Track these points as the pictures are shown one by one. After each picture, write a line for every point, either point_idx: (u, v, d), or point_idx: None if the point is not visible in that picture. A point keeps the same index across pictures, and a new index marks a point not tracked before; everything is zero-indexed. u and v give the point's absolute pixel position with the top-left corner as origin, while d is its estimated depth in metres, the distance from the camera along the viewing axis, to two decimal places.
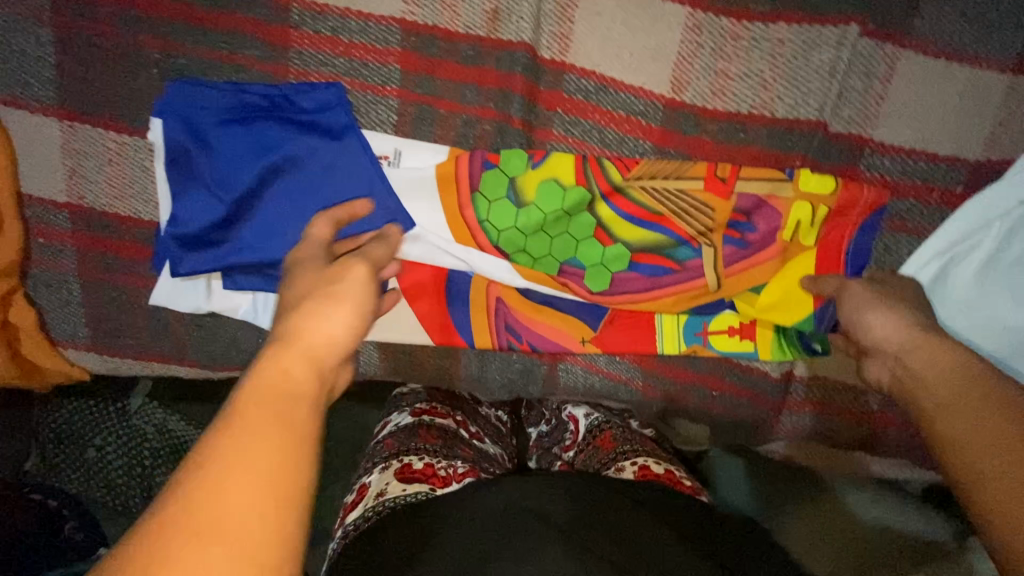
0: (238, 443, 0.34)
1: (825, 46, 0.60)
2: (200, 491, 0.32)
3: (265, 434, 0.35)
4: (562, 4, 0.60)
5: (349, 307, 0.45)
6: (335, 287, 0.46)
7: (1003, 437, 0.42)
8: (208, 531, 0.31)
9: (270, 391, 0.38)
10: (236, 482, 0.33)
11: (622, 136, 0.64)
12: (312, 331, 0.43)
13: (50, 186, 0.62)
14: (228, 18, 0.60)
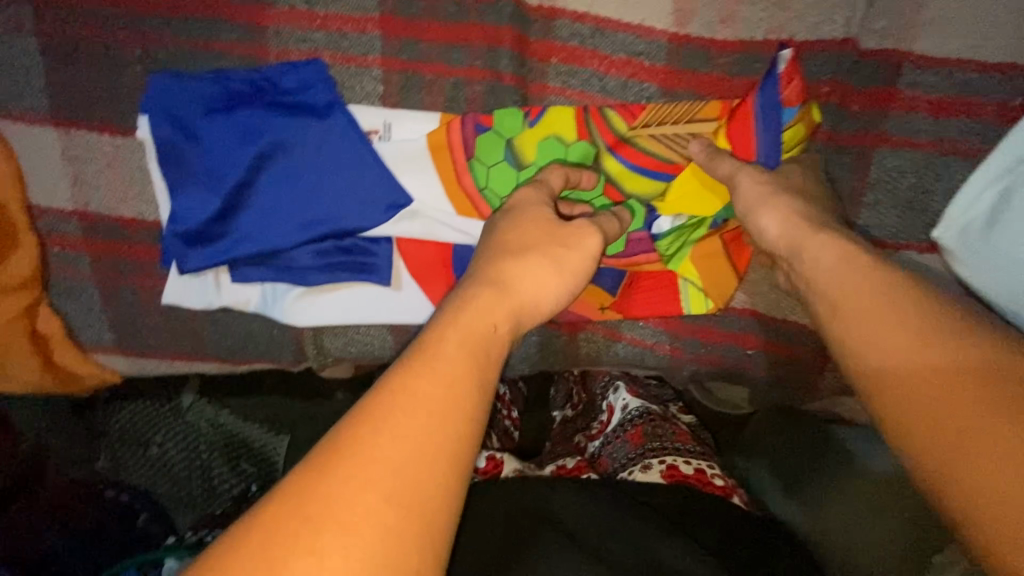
0: (440, 390, 0.35)
1: None
2: (393, 422, 0.33)
3: (463, 382, 0.36)
4: None
5: (567, 276, 0.47)
6: (562, 250, 0.47)
7: (890, 313, 0.41)
8: (404, 459, 0.32)
9: (476, 334, 0.39)
10: (424, 425, 0.34)
11: (624, 81, 0.59)
12: (522, 290, 0.44)
13: (58, 194, 0.63)
14: (201, 3, 0.58)
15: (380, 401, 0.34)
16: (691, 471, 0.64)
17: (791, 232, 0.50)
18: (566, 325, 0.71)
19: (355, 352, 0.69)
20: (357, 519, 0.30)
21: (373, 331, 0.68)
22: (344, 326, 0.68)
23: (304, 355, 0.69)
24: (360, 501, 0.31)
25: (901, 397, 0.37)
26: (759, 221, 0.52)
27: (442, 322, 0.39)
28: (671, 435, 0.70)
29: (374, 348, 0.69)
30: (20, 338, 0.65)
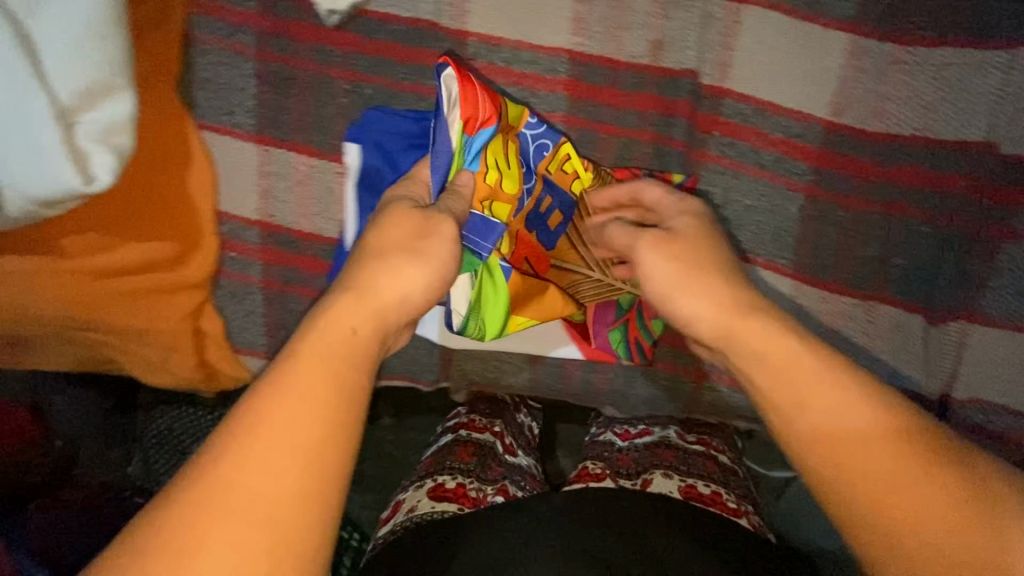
0: (313, 411, 0.41)
1: (993, 69, 0.61)
2: (246, 456, 0.39)
3: (317, 403, 0.41)
4: (724, 34, 0.64)
5: (428, 268, 0.50)
6: (425, 242, 0.51)
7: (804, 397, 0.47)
8: (252, 478, 0.38)
9: (318, 354, 0.44)
10: (294, 438, 0.40)
11: (779, 157, 0.66)
12: (380, 287, 0.49)
13: (246, 204, 0.68)
14: (412, 51, 0.65)
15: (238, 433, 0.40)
16: (707, 492, 0.69)
17: (719, 318, 0.52)
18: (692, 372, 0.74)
19: (493, 376, 0.74)
20: (237, 530, 0.37)
21: (512, 358, 0.73)
22: (488, 352, 0.73)
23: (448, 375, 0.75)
24: (220, 533, 0.37)
25: (837, 459, 0.45)
26: (682, 305, 0.54)
27: (296, 347, 0.44)
28: (693, 459, 0.73)
29: (511, 377, 0.74)
30: (186, 334, 0.68)
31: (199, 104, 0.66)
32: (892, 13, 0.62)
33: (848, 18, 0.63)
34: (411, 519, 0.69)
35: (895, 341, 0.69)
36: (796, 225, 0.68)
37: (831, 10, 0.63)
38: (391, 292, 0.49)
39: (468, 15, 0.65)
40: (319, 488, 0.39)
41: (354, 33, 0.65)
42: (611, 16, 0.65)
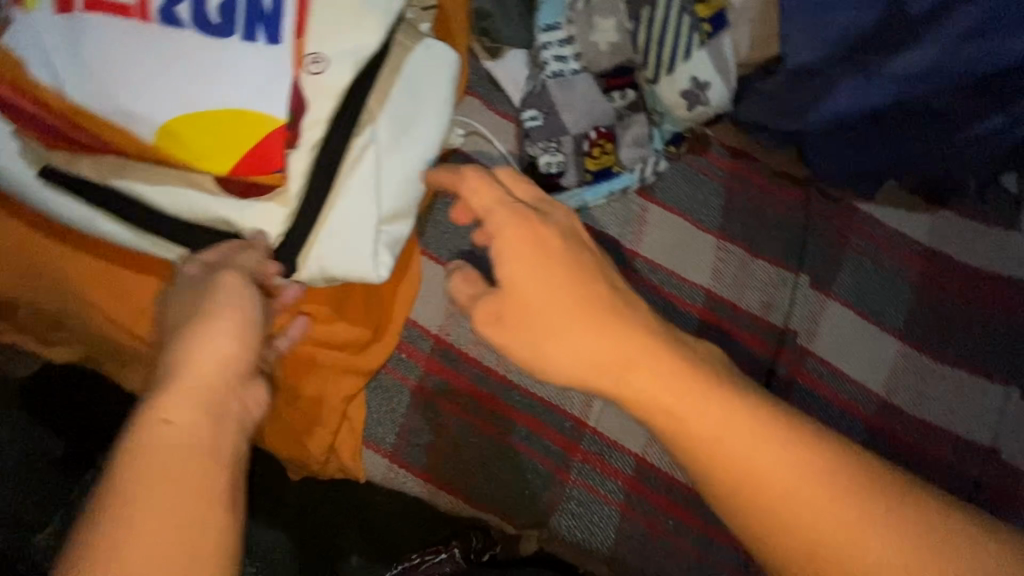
0: (187, 442, 0.42)
1: (992, 395, 0.87)
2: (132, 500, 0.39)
3: (199, 442, 0.43)
4: (815, 313, 0.89)
5: (231, 337, 0.49)
6: (218, 318, 0.49)
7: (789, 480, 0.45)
8: (153, 481, 0.40)
9: (192, 383, 0.45)
10: (175, 444, 0.42)
11: (844, 413, 0.86)
12: (191, 359, 0.46)
13: (430, 318, 0.81)
14: (595, 252, 0.88)
15: (744, 492, 0.45)
16: None
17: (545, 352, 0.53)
18: None
19: (579, 534, 0.79)
20: (156, 529, 0.38)
21: (605, 520, 0.79)
22: (583, 509, 0.79)
23: (538, 521, 0.79)
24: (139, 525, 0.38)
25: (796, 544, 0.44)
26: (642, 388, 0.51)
27: (188, 362, 0.46)
28: None
29: (596, 541, 0.79)
30: (336, 413, 0.74)
31: (427, 235, 0.83)
32: (927, 336, 0.90)
33: (898, 330, 0.90)
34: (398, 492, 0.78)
35: None
36: None
37: (887, 321, 0.90)
38: (201, 344, 0.47)
39: (642, 243, 0.90)
40: (202, 508, 0.40)
41: None
42: (739, 276, 0.90)
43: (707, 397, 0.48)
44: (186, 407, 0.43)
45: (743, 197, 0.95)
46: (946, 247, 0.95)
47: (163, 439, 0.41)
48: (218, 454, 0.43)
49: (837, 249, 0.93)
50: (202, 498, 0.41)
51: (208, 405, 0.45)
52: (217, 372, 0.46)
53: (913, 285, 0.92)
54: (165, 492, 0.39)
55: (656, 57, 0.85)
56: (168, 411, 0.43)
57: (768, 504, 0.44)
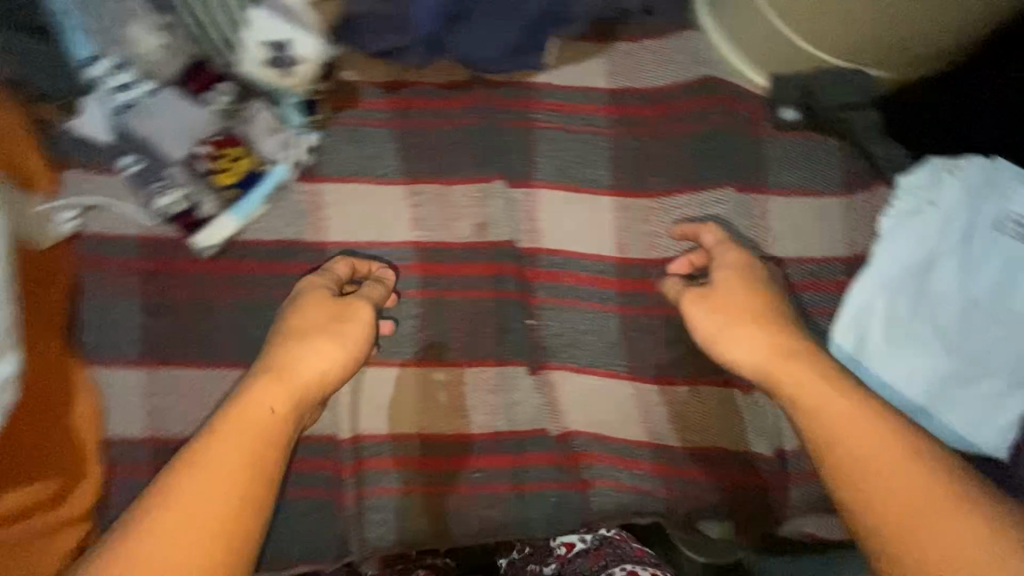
0: (251, 437, 0.58)
1: (714, 203, 0.86)
2: (188, 470, 0.56)
3: (262, 436, 0.59)
4: (527, 210, 0.85)
5: (343, 346, 0.67)
6: (343, 326, 0.69)
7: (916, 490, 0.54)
8: (186, 509, 0.53)
9: (239, 409, 0.60)
10: (224, 448, 0.57)
11: (592, 290, 0.85)
12: (299, 368, 0.64)
13: (133, 424, 0.73)
14: (279, 266, 0.79)
15: (848, 482, 0.57)
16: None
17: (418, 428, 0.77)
18: (577, 484, 0.82)
19: (394, 537, 0.78)
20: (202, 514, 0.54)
21: (410, 508, 0.78)
22: (386, 512, 0.78)
23: (349, 551, 0.77)
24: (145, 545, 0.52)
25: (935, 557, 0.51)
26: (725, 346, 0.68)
27: (256, 394, 0.61)
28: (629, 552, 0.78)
29: (411, 532, 0.78)
30: None
31: (87, 343, 0.74)
32: (639, 177, 0.87)
33: (611, 185, 0.87)
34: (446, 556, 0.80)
35: (728, 412, 0.84)
36: (620, 339, 0.85)
37: (597, 182, 0.87)
38: (290, 358, 0.65)
39: (326, 229, 0.81)
40: (223, 504, 0.54)
41: (231, 258, 0.78)
42: (439, 212, 0.84)
43: (871, 428, 0.58)
44: (277, 394, 0.62)
45: (414, 129, 0.87)
46: (628, 80, 0.91)
47: (199, 484, 0.55)
48: (253, 474, 0.57)
49: (526, 134, 0.88)
50: (190, 508, 0.54)
51: (296, 412, 0.63)
52: (280, 392, 0.62)
53: (610, 134, 0.88)
54: (197, 503, 0.54)
55: (218, 38, 0.75)
56: (271, 405, 0.61)
57: (864, 483, 0.56)
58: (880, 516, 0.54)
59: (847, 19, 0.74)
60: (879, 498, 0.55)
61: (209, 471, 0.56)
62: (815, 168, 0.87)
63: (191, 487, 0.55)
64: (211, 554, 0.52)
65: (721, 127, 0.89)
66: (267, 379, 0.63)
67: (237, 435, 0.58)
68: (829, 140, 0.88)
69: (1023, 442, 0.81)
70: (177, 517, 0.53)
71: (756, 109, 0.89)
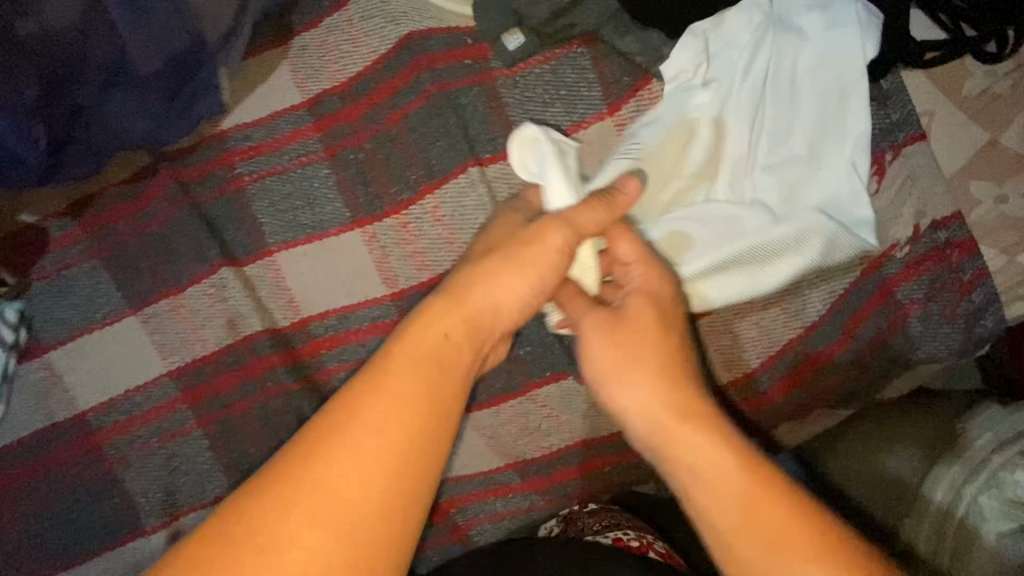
0: (404, 401, 0.45)
1: (467, 190, 0.71)
2: (354, 427, 0.44)
3: (422, 403, 0.46)
4: (273, 284, 0.74)
5: (529, 274, 0.53)
6: (529, 251, 0.54)
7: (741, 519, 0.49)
8: (340, 481, 0.42)
9: (415, 352, 0.48)
10: (389, 421, 0.44)
11: (381, 338, 0.73)
12: (475, 297, 0.52)
13: None
14: (45, 458, 0.73)
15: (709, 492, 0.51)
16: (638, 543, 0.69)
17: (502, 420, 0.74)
18: (453, 532, 0.78)
19: None
20: (298, 535, 0.41)
21: None
22: None
23: None
24: (293, 522, 0.41)
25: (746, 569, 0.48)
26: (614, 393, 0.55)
27: (405, 337, 0.49)
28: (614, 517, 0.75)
29: None
30: None
31: None
32: (376, 193, 0.73)
33: (349, 217, 0.73)
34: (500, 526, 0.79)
35: (574, 405, 0.75)
36: None
37: (333, 220, 0.73)
38: (482, 289, 0.52)
39: (75, 400, 0.73)
40: (371, 504, 0.43)
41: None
42: (184, 329, 0.74)
43: (740, 462, 0.50)
44: (456, 323, 0.50)
45: (120, 246, 0.75)
46: (326, 80, 0.74)
47: (363, 427, 0.44)
48: (400, 457, 0.44)
49: (238, 198, 0.75)
50: (370, 474, 0.43)
51: (474, 343, 0.51)
52: (427, 343, 0.48)
53: (327, 157, 0.74)
54: (345, 474, 0.43)
55: None
56: (445, 329, 0.49)
57: (687, 450, 0.51)
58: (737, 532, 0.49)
59: None
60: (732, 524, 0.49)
61: (395, 400, 0.45)
62: (570, 95, 0.70)
63: (362, 422, 0.44)
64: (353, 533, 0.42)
65: (445, 93, 0.72)
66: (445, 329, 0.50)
67: (365, 417, 0.44)
68: (574, 49, 0.69)
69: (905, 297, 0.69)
70: (368, 435, 0.44)
71: (477, 52, 0.71)
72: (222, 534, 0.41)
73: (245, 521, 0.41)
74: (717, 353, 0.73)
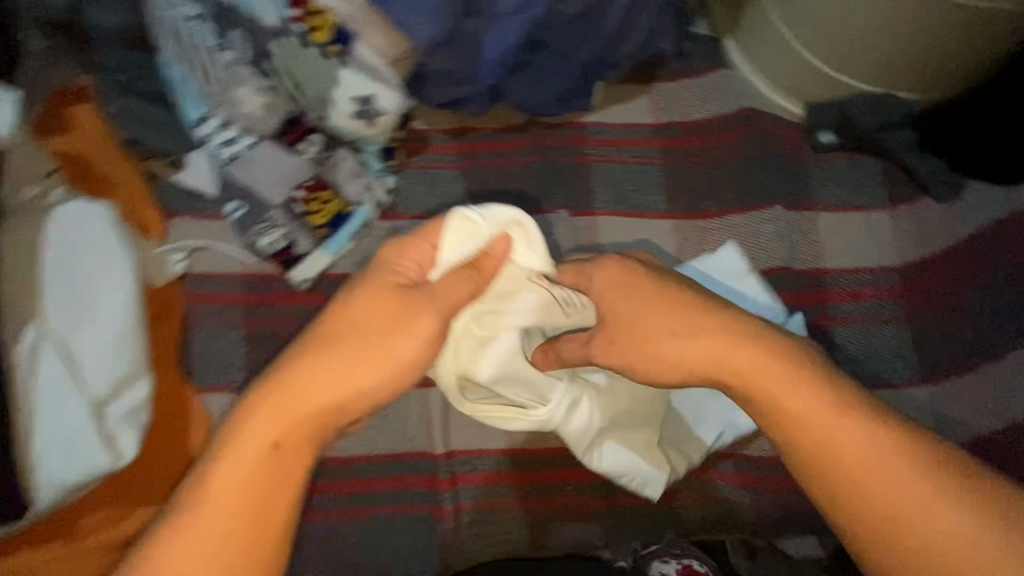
0: (234, 470, 0.56)
1: (763, 221, 0.91)
2: (205, 497, 0.55)
3: (256, 471, 0.56)
4: (589, 235, 0.92)
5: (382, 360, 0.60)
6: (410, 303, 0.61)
7: (905, 522, 0.56)
8: (182, 547, 0.53)
9: (290, 393, 0.57)
10: (206, 521, 0.54)
11: None
12: (310, 387, 0.58)
13: None
14: None
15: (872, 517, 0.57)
16: None
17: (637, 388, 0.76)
18: (657, 493, 0.87)
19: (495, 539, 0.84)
20: (183, 554, 0.53)
21: (507, 520, 0.85)
22: (486, 516, 0.84)
23: (456, 555, 0.84)
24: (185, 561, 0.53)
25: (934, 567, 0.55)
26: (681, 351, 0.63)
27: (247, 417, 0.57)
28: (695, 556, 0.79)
29: (507, 540, 0.85)
30: None
31: (201, 372, 0.83)
32: (690, 201, 0.94)
33: (665, 209, 0.93)
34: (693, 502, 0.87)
35: None
36: None
37: (652, 207, 0.93)
38: (313, 368, 0.58)
39: None
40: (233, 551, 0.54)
41: (323, 290, 0.87)
42: None
43: (846, 417, 0.59)
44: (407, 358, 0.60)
45: (479, 167, 0.96)
46: (673, 115, 0.99)
47: (218, 479, 0.55)
48: (255, 514, 0.55)
49: (581, 168, 0.96)
50: (216, 541, 0.54)
51: (310, 444, 0.58)
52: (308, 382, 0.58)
53: (660, 164, 0.96)
54: (203, 529, 0.54)
55: (313, 94, 0.82)
56: (274, 439, 0.56)
57: (844, 473, 0.58)
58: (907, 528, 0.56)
59: (884, 33, 0.81)
60: (902, 516, 0.56)
61: (232, 468, 0.55)
62: (859, 185, 0.93)
63: (208, 499, 0.55)
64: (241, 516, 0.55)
65: (763, 153, 0.95)
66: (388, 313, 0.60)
67: (296, 397, 0.57)
68: (865, 159, 0.94)
69: None
70: (180, 531, 0.54)
71: (794, 136, 0.96)
72: (188, 536, 0.54)
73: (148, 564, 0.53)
74: (947, 414, 0.84)
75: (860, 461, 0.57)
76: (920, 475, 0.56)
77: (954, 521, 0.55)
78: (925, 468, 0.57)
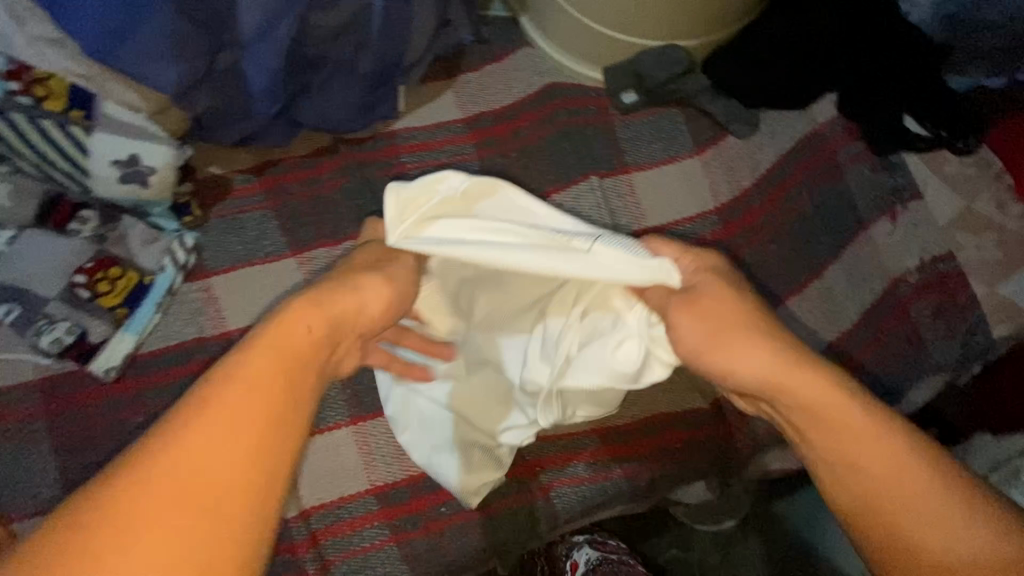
0: (248, 390, 0.49)
1: (586, 193, 0.91)
2: (208, 412, 0.47)
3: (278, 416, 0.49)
4: None
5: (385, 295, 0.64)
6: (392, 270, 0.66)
7: (886, 512, 0.51)
8: (194, 453, 0.45)
9: (325, 326, 0.57)
10: (197, 464, 0.45)
11: None
12: (356, 300, 0.61)
13: None
14: (188, 367, 0.81)
15: (863, 480, 0.53)
16: None
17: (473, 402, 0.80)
18: (537, 491, 0.84)
19: None
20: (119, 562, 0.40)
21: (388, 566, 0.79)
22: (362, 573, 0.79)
23: None
24: (166, 519, 0.43)
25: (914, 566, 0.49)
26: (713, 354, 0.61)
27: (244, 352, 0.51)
28: None
29: None
30: None
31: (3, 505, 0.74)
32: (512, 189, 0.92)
33: None
34: (570, 492, 0.85)
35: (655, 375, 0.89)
36: None
37: None
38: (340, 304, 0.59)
39: (226, 320, 0.83)
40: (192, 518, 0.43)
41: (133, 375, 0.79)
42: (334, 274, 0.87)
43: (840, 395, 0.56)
44: (320, 322, 0.57)
45: (290, 201, 0.90)
46: (481, 105, 0.98)
47: (193, 431, 0.46)
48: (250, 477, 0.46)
49: (399, 180, 0.92)
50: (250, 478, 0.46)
51: (292, 421, 0.50)
52: (344, 323, 0.59)
53: (476, 159, 0.94)
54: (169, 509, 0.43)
55: (67, 167, 0.77)
56: (255, 367, 0.50)
57: (860, 454, 0.54)
58: (897, 519, 0.51)
59: None
60: (932, 510, 0.50)
61: (230, 427, 0.47)
62: (668, 137, 0.95)
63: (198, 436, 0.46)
64: (184, 509, 0.43)
65: (573, 126, 0.95)
66: (321, 294, 0.59)
67: (282, 377, 0.51)
68: (670, 109, 0.96)
69: (935, 309, 0.88)
70: (157, 478, 0.44)
71: (600, 102, 0.97)
72: (186, 449, 0.45)
73: (172, 458, 0.45)
74: None
75: (858, 426, 0.54)
76: (920, 474, 0.51)
77: (931, 513, 0.50)
78: (907, 445, 0.53)
